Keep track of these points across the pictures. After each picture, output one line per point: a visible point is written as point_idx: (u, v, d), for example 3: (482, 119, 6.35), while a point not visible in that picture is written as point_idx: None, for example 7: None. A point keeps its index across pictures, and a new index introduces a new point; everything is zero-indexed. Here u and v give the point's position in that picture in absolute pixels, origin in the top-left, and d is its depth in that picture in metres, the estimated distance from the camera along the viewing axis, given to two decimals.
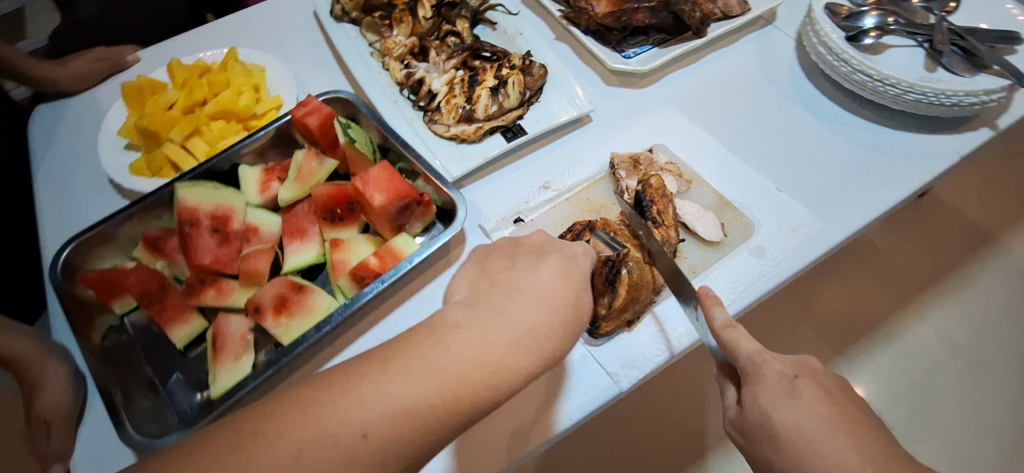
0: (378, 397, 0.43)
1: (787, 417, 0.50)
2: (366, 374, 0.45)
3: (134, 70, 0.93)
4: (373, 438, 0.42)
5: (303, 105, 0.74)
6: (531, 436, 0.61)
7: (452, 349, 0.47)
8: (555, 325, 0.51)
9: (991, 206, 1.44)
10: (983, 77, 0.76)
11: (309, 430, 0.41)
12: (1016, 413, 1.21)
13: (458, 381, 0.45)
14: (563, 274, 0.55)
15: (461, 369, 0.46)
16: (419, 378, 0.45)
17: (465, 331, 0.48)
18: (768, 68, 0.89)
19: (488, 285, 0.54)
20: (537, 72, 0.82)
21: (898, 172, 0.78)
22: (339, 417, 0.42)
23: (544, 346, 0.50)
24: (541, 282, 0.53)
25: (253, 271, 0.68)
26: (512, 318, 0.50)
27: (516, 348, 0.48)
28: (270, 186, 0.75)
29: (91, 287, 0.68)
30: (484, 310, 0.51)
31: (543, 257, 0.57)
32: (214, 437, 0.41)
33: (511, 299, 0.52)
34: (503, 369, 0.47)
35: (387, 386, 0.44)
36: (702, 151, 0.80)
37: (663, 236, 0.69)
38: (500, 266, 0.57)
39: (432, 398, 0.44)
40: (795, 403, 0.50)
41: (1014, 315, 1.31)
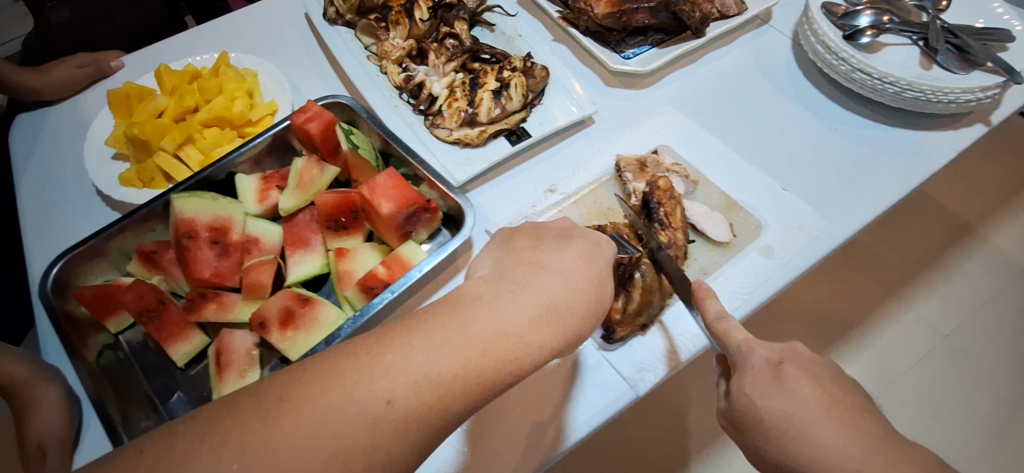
0: (403, 367, 0.42)
1: (773, 404, 0.50)
2: (390, 343, 0.43)
3: (120, 77, 0.89)
4: (398, 407, 0.40)
5: (303, 111, 0.72)
6: (546, 442, 0.60)
7: (477, 320, 0.45)
8: (582, 313, 0.49)
9: (972, 198, 1.48)
10: (977, 74, 0.78)
11: (333, 396, 0.40)
12: (1002, 399, 1.24)
13: (484, 351, 0.44)
14: (586, 256, 0.53)
15: (486, 341, 0.44)
16: (445, 347, 0.43)
17: (488, 303, 0.47)
18: (767, 68, 0.90)
19: (512, 262, 0.52)
20: (540, 73, 0.81)
21: (899, 168, 0.78)
22: (366, 383, 0.40)
23: (569, 324, 0.48)
24: (566, 262, 0.52)
25: (257, 284, 0.66)
26: (538, 293, 0.49)
27: (542, 325, 0.47)
28: (270, 195, 0.73)
29: (82, 303, 0.65)
30: (508, 285, 0.49)
31: (568, 240, 0.55)
32: (240, 398, 0.39)
33: (535, 276, 0.50)
34: (527, 344, 0.46)
35: (414, 353, 0.42)
36: (705, 152, 0.80)
37: (671, 237, 0.69)
38: (524, 244, 0.55)
39: (457, 370, 0.43)
40: (782, 392, 0.50)
41: (998, 303, 1.34)
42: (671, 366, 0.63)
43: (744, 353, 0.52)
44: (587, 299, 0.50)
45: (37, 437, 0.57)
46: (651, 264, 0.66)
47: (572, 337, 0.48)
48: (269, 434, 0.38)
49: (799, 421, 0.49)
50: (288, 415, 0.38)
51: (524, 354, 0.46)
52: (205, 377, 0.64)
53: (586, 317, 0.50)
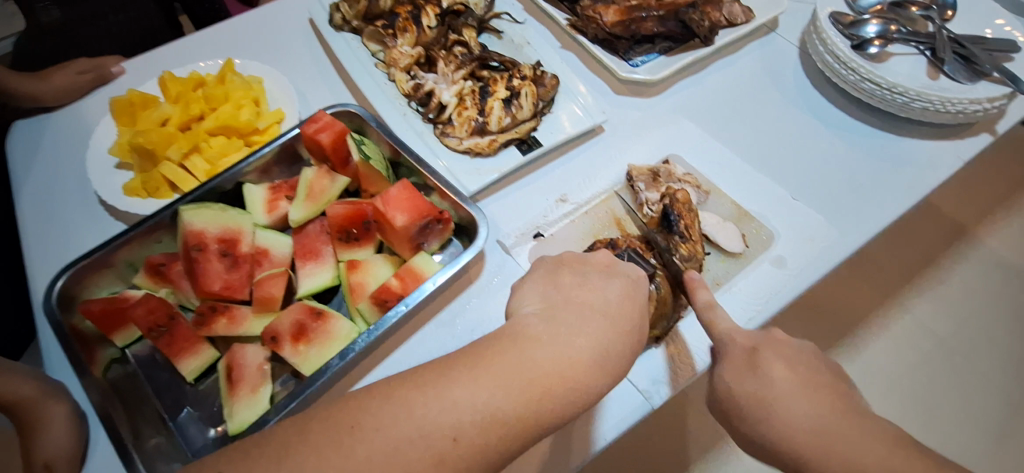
0: (470, 403, 0.43)
1: (746, 385, 0.52)
2: (457, 378, 0.45)
3: (121, 83, 0.88)
4: (463, 444, 0.42)
5: (314, 121, 0.72)
6: (564, 455, 0.59)
7: (532, 356, 0.47)
8: (612, 339, 0.50)
9: (967, 202, 1.49)
10: (983, 84, 0.78)
11: (403, 430, 0.41)
12: (999, 401, 1.25)
13: (544, 392, 0.46)
14: (630, 296, 0.55)
15: (545, 381, 0.46)
16: (504, 381, 0.45)
17: (545, 345, 0.48)
18: (774, 76, 0.90)
19: (562, 301, 0.53)
20: (549, 83, 0.80)
21: (907, 178, 0.79)
22: (431, 416, 0.42)
23: (617, 365, 0.50)
24: (612, 301, 0.53)
25: (268, 297, 0.65)
26: (589, 332, 0.50)
27: (592, 361, 0.48)
28: (278, 206, 0.72)
29: (90, 318, 0.63)
30: (562, 325, 0.50)
31: (613, 279, 0.56)
32: (312, 429, 0.41)
33: (583, 316, 0.51)
34: (583, 386, 0.47)
35: (479, 390, 0.44)
36: (716, 161, 0.80)
37: (689, 250, 0.67)
38: (571, 281, 0.56)
39: (520, 410, 0.44)
40: (757, 376, 0.52)
41: (993, 305, 1.36)
42: (686, 377, 0.63)
43: (725, 340, 0.55)
44: (631, 340, 0.52)
45: (44, 457, 0.56)
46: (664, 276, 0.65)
47: (620, 375, 0.50)
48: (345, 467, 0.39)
49: (771, 402, 0.51)
50: (360, 447, 0.40)
51: (557, 377, 0.46)
52: (216, 392, 0.63)
53: (611, 336, 0.50)
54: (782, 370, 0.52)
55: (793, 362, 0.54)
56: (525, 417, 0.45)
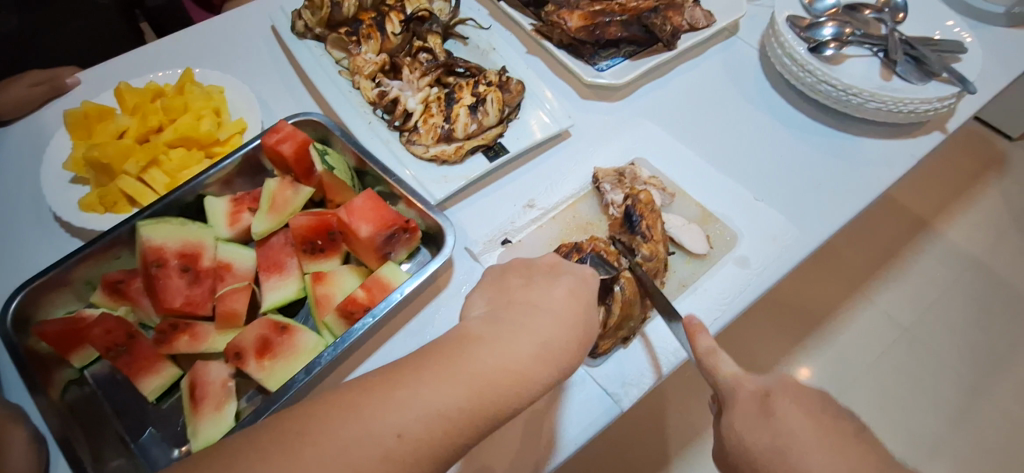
0: (413, 402, 0.44)
1: (760, 437, 0.47)
2: (402, 380, 0.45)
3: (76, 95, 0.85)
4: (407, 439, 0.43)
5: (275, 132, 0.71)
6: (535, 460, 0.60)
7: (480, 357, 0.47)
8: (573, 341, 0.51)
9: (927, 196, 1.54)
10: (934, 85, 0.81)
11: (349, 433, 0.42)
12: (959, 387, 1.30)
13: (488, 385, 0.46)
14: (577, 294, 0.55)
15: (491, 376, 0.47)
16: (454, 382, 0.45)
17: (492, 342, 0.49)
18: (736, 79, 0.92)
19: (506, 303, 0.54)
20: (515, 88, 0.81)
21: (863, 177, 0.81)
22: (378, 416, 0.43)
23: (561, 359, 0.50)
24: (556, 297, 0.53)
25: (230, 312, 0.64)
26: (534, 329, 0.50)
27: (545, 364, 0.49)
28: (242, 218, 0.71)
29: (46, 340, 0.61)
30: (506, 326, 0.50)
31: (557, 276, 0.56)
32: (259, 438, 0.42)
33: (533, 316, 0.51)
34: (526, 379, 0.48)
35: (421, 387, 0.45)
36: (683, 164, 0.81)
37: (651, 250, 0.68)
38: (518, 283, 0.56)
39: (463, 404, 0.45)
40: (770, 425, 0.47)
41: (953, 295, 1.41)
42: (654, 379, 0.63)
43: (731, 387, 0.51)
44: (579, 335, 0.52)
45: None
46: (631, 277, 0.65)
47: (564, 370, 0.51)
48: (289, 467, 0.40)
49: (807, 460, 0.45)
50: (309, 449, 0.41)
51: (519, 384, 0.48)
52: (179, 410, 0.62)
53: (571, 343, 0.51)
54: (797, 415, 0.48)
55: (813, 409, 0.48)
56: (482, 420, 0.46)
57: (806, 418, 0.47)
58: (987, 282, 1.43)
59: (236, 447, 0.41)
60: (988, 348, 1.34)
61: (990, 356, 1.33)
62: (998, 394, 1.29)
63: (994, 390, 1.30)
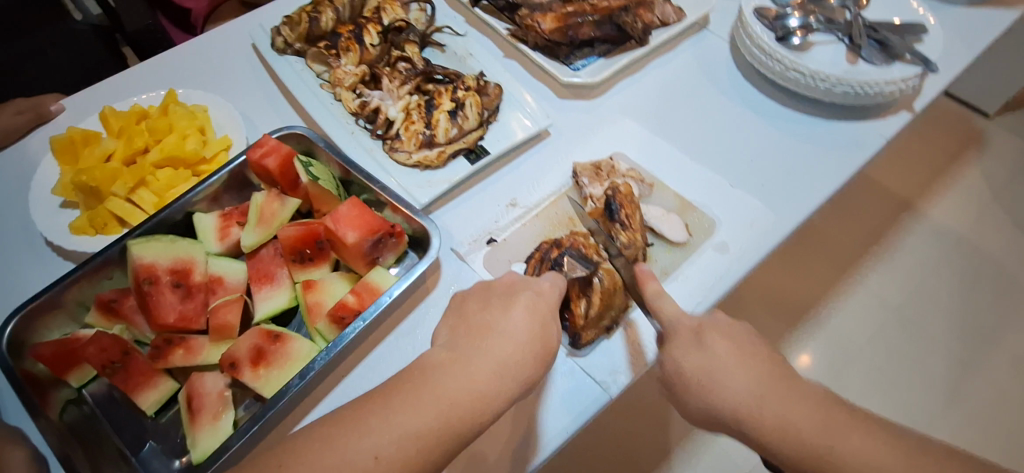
0: (386, 427, 0.47)
1: (693, 359, 0.57)
2: (373, 407, 0.49)
3: (61, 121, 0.86)
4: (383, 462, 0.46)
5: (258, 146, 0.73)
6: (526, 447, 0.62)
7: (442, 382, 0.51)
8: (527, 355, 0.53)
9: (910, 177, 1.57)
10: (898, 67, 0.84)
11: (329, 460, 0.46)
12: (950, 362, 1.32)
13: (453, 406, 0.49)
14: (534, 310, 0.56)
15: (455, 398, 0.50)
16: (421, 408, 0.49)
17: (452, 369, 0.52)
18: (708, 71, 0.94)
19: (463, 331, 0.55)
20: (492, 92, 0.83)
21: (838, 158, 0.84)
22: (356, 444, 0.46)
23: (518, 374, 0.53)
24: (512, 321, 0.55)
25: (224, 325, 0.65)
26: (490, 352, 0.53)
27: (504, 382, 0.52)
28: (231, 232, 0.72)
29: (42, 362, 0.62)
30: (464, 348, 0.53)
31: (513, 295, 0.57)
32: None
33: (485, 339, 0.54)
34: (487, 397, 0.51)
35: (394, 414, 0.48)
36: (659, 157, 0.83)
37: (630, 237, 0.71)
38: (474, 308, 0.57)
39: (431, 425, 0.48)
40: (701, 352, 0.57)
41: (940, 272, 1.44)
42: (640, 366, 0.65)
43: (672, 324, 0.59)
44: (535, 350, 0.54)
45: None
46: (610, 268, 0.67)
47: (525, 385, 0.53)
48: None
49: (713, 373, 0.56)
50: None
51: (489, 403, 0.51)
52: (178, 423, 0.63)
53: (530, 363, 0.53)
54: (726, 349, 0.57)
55: (736, 340, 0.58)
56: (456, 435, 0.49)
57: (733, 351, 0.57)
58: (972, 259, 1.46)
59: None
60: (976, 322, 1.37)
61: (978, 330, 1.36)
62: (986, 367, 1.32)
63: (984, 363, 1.32)
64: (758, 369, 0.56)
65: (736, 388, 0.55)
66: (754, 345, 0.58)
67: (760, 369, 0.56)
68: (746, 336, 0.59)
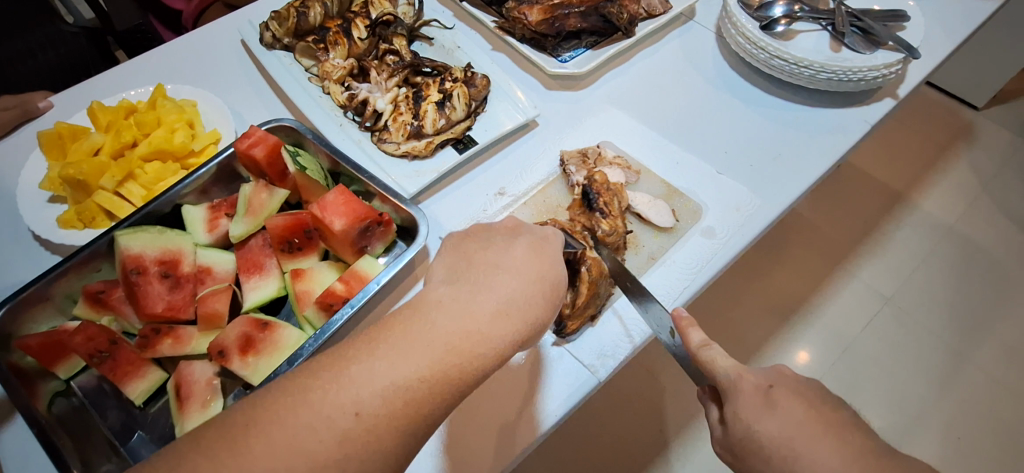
0: (369, 380, 0.44)
1: (768, 426, 0.47)
2: (354, 356, 0.45)
3: (50, 117, 0.86)
4: (365, 417, 0.43)
5: (247, 136, 0.72)
6: (516, 435, 0.61)
7: (437, 323, 0.48)
8: (537, 294, 0.52)
9: (899, 168, 1.59)
10: (881, 53, 0.84)
11: (303, 418, 0.41)
12: (942, 351, 1.33)
13: (449, 349, 0.47)
14: (537, 250, 0.55)
15: (450, 342, 0.47)
16: (409, 355, 0.46)
17: (447, 305, 0.49)
18: (694, 62, 0.95)
19: (465, 268, 0.53)
20: (480, 83, 0.83)
21: (824, 143, 0.85)
22: (332, 399, 0.43)
23: (528, 313, 0.51)
24: (508, 276, 0.52)
25: (213, 313, 0.65)
26: (493, 290, 0.51)
27: (502, 318, 0.49)
28: (219, 224, 0.72)
29: (29, 353, 0.61)
30: (465, 286, 0.51)
31: (515, 238, 0.56)
32: (203, 438, 0.40)
33: (486, 279, 0.52)
34: (488, 337, 0.48)
35: (377, 363, 0.45)
36: (646, 145, 0.84)
37: (611, 225, 0.70)
38: (475, 247, 0.56)
39: (422, 371, 0.45)
40: (776, 417, 0.47)
41: (932, 264, 1.44)
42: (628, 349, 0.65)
43: (732, 379, 0.49)
44: (532, 306, 0.51)
45: None
46: (596, 258, 0.66)
47: (529, 330, 0.51)
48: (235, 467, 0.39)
49: (795, 442, 0.46)
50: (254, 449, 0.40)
51: (489, 349, 0.48)
52: (167, 413, 0.63)
53: (540, 303, 0.52)
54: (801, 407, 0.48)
55: (811, 399, 0.48)
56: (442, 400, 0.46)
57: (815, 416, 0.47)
58: (964, 250, 1.47)
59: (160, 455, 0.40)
60: (968, 312, 1.38)
61: (970, 319, 1.37)
62: (980, 356, 1.32)
63: (977, 352, 1.33)
64: (853, 437, 0.46)
65: (828, 459, 0.44)
66: (827, 398, 0.49)
67: (853, 438, 0.46)
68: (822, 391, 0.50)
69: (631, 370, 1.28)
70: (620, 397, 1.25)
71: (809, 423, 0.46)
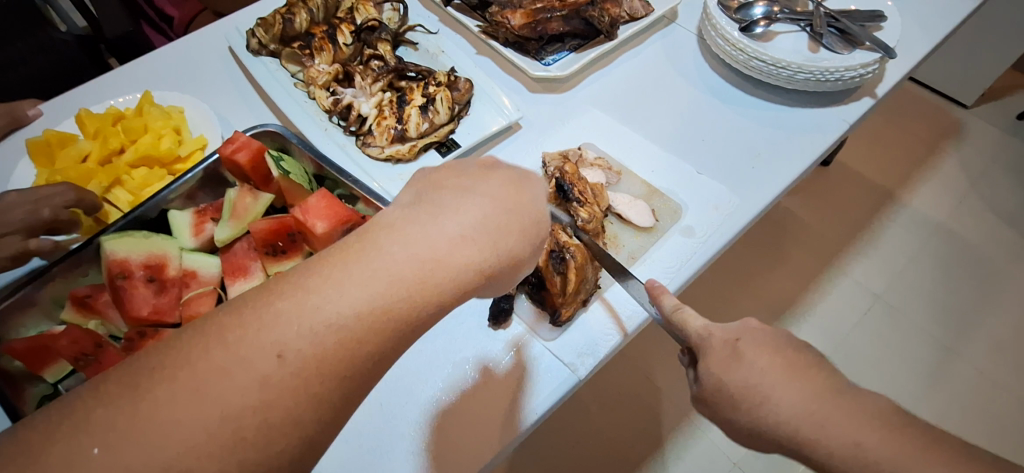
0: (298, 315, 0.42)
1: (735, 376, 0.48)
2: (281, 291, 0.43)
3: (39, 125, 0.87)
4: (290, 360, 0.41)
5: (230, 142, 0.73)
6: (495, 434, 0.62)
7: (388, 250, 0.46)
8: (507, 224, 0.50)
9: (888, 167, 1.60)
10: (858, 53, 0.86)
11: (218, 360, 0.40)
12: (931, 347, 1.34)
13: (399, 276, 0.44)
14: (511, 185, 0.54)
15: (402, 268, 0.45)
16: (354, 287, 0.43)
17: (403, 229, 0.47)
18: (676, 62, 0.96)
19: (435, 193, 0.52)
20: (463, 87, 0.84)
21: (803, 141, 0.86)
22: (251, 342, 0.41)
23: (497, 240, 0.49)
24: (472, 208, 0.50)
25: (196, 314, 0.68)
26: (455, 215, 0.49)
27: (460, 243, 0.47)
28: (205, 228, 0.74)
29: (16, 356, 0.62)
30: (427, 210, 0.49)
31: (490, 172, 0.55)
32: (107, 385, 0.39)
33: (451, 204, 0.50)
34: (445, 263, 0.46)
35: (310, 294, 0.43)
36: (626, 145, 0.85)
37: (589, 212, 0.72)
38: (447, 177, 0.54)
39: (361, 309, 0.43)
40: (744, 366, 0.48)
41: (922, 261, 1.45)
42: (618, 335, 0.67)
43: (701, 337, 0.51)
44: (492, 240, 0.49)
45: None
46: (579, 245, 0.68)
47: (488, 264, 0.48)
48: (152, 413, 0.38)
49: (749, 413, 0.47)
50: (162, 436, 0.37)
51: (446, 276, 0.46)
52: None
53: (511, 233, 0.50)
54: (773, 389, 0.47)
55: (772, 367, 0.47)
56: None
57: (780, 362, 0.47)
58: (954, 247, 1.48)
59: (105, 434, 0.37)
60: (958, 309, 1.39)
61: (961, 316, 1.38)
62: (968, 352, 1.33)
63: (965, 347, 1.34)
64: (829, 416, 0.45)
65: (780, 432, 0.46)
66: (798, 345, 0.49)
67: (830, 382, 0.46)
68: (786, 339, 0.50)
69: (624, 370, 1.28)
70: (613, 397, 1.26)
71: (767, 409, 0.46)
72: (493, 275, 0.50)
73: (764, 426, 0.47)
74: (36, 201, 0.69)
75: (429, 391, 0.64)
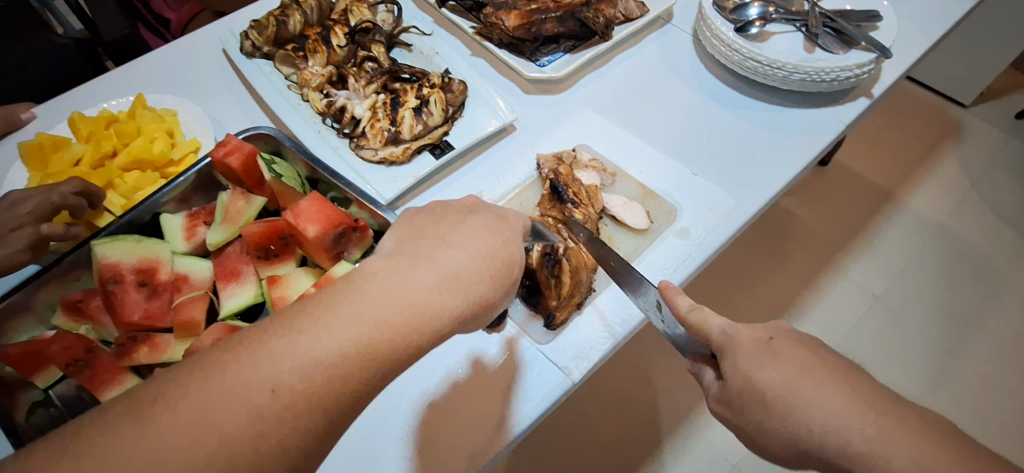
0: (290, 352, 0.42)
1: (770, 376, 0.45)
2: (276, 329, 0.43)
3: (32, 129, 0.87)
4: (283, 394, 0.41)
5: (222, 145, 0.72)
6: (489, 441, 0.61)
7: (370, 296, 0.45)
8: (486, 272, 0.50)
9: (887, 167, 1.60)
10: (855, 53, 0.85)
11: (215, 388, 0.40)
12: (931, 349, 1.33)
13: (380, 324, 0.44)
14: (491, 229, 0.53)
15: (381, 315, 0.45)
16: (336, 330, 0.43)
17: (382, 277, 0.47)
18: (671, 64, 0.96)
19: (414, 238, 0.51)
20: (457, 88, 0.84)
21: (798, 143, 0.85)
22: (246, 376, 0.40)
23: (472, 289, 0.49)
24: (452, 254, 0.50)
25: (189, 320, 0.67)
26: (436, 261, 0.49)
27: (441, 290, 0.47)
28: (197, 232, 0.73)
29: (8, 362, 0.61)
30: (407, 256, 0.49)
31: (470, 215, 0.55)
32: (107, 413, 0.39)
33: (433, 250, 0.50)
34: (426, 312, 0.46)
35: (299, 335, 0.43)
36: (621, 147, 0.84)
37: (584, 213, 0.73)
38: (428, 221, 0.54)
39: (347, 349, 0.43)
40: (779, 364, 0.46)
41: (921, 262, 1.45)
42: (612, 340, 0.67)
43: (728, 336, 0.48)
44: (472, 288, 0.49)
45: None
46: (574, 248, 0.69)
47: (468, 312, 0.48)
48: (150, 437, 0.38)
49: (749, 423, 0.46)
50: (159, 464, 0.37)
51: (427, 325, 0.46)
52: None
53: (487, 280, 0.50)
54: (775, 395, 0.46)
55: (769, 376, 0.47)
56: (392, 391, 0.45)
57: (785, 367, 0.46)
58: (953, 248, 1.47)
59: (101, 459, 0.37)
60: (958, 310, 1.38)
61: (961, 317, 1.38)
62: (968, 353, 1.33)
63: (966, 349, 1.33)
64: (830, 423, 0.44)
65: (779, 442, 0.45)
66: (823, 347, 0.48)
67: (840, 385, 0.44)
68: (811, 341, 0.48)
69: (622, 371, 1.28)
70: (611, 399, 1.25)
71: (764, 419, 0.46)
72: (471, 321, 0.50)
73: (783, 432, 0.45)
74: (44, 190, 0.70)
75: (421, 395, 0.64)
